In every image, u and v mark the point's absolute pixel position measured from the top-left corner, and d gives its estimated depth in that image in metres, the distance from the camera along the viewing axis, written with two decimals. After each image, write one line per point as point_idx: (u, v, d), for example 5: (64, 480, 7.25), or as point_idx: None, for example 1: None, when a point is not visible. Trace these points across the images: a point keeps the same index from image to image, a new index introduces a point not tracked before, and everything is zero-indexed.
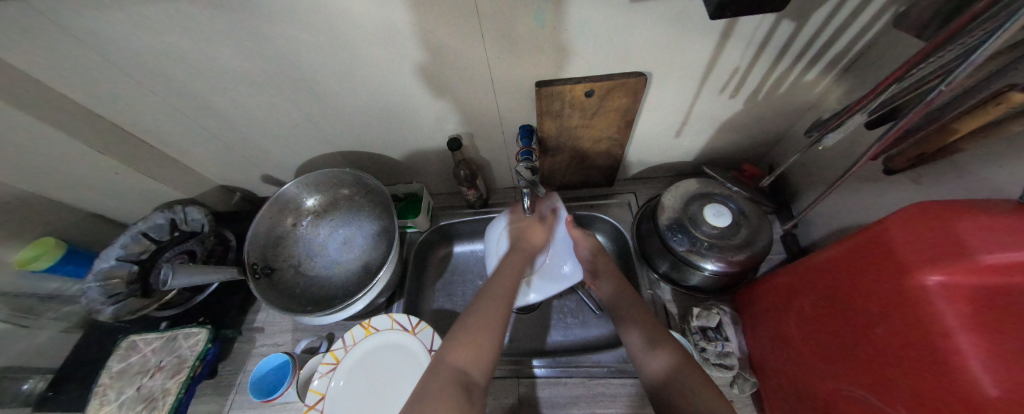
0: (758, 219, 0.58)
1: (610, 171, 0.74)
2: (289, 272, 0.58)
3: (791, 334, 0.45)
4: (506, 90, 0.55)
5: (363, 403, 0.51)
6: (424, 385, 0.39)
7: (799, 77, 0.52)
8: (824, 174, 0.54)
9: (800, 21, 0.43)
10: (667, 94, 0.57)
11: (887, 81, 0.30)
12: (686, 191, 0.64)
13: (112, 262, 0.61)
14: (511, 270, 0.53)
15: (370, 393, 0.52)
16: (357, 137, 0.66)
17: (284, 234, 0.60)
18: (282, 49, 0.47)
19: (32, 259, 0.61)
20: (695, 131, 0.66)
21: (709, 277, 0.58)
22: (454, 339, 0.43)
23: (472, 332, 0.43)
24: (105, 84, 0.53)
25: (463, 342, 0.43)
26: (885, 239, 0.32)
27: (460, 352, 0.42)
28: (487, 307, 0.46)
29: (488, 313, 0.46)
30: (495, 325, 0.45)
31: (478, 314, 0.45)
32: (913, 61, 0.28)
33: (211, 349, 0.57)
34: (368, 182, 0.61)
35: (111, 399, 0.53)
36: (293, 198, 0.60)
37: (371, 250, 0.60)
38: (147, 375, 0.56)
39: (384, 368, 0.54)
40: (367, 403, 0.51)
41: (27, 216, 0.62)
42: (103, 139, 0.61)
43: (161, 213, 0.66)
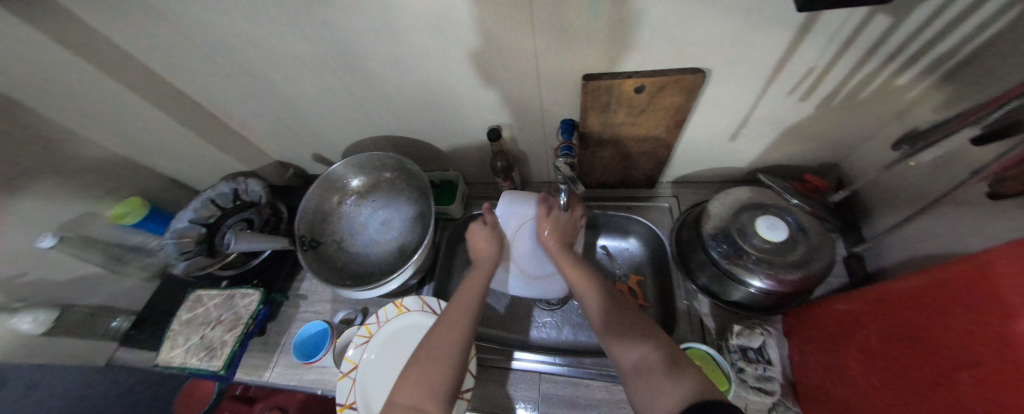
0: (819, 237, 0.53)
1: (651, 172, 0.71)
2: (332, 246, 0.62)
3: (853, 368, 0.40)
4: (551, 82, 0.54)
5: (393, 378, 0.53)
6: None
7: (888, 81, 0.46)
8: (909, 192, 0.48)
9: (900, 16, 0.38)
10: (726, 94, 0.53)
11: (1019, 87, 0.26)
12: (737, 200, 0.59)
13: (185, 223, 0.69)
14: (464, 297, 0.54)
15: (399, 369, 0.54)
16: (402, 123, 0.68)
17: (330, 211, 0.64)
18: (341, 35, 0.49)
19: (124, 214, 0.70)
20: (753, 136, 0.60)
21: (754, 294, 0.54)
22: (407, 375, 0.44)
23: (425, 366, 0.44)
24: (189, 63, 0.58)
25: (412, 377, 0.44)
26: (990, 271, 0.27)
27: (410, 390, 0.42)
28: (442, 339, 0.48)
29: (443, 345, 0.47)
30: (450, 356, 0.46)
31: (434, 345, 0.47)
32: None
33: (262, 310, 0.63)
34: (408, 167, 0.63)
35: (180, 343, 0.61)
36: (340, 177, 0.64)
37: (407, 233, 0.62)
38: (209, 327, 0.62)
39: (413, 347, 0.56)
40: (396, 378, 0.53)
41: (123, 177, 0.72)
42: (185, 113, 0.68)
43: (227, 182, 0.72)
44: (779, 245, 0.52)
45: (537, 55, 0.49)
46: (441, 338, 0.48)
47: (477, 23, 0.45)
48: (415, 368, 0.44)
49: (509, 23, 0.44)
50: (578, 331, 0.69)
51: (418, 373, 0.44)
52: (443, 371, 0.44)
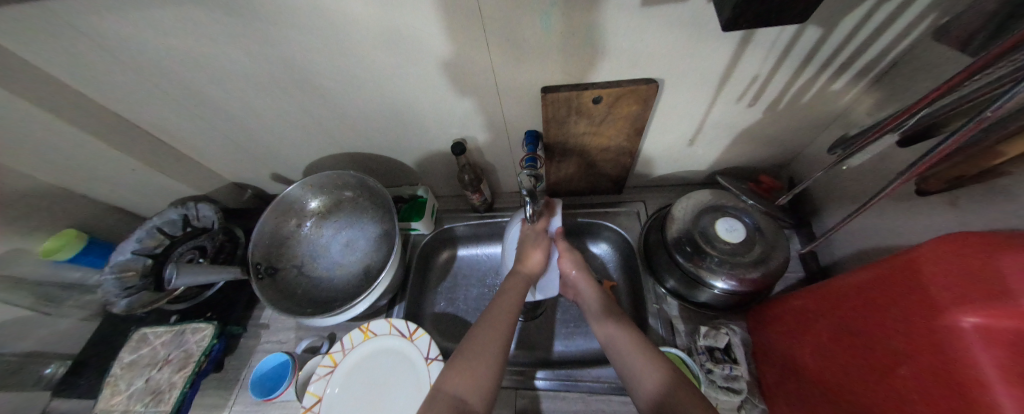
0: (773, 235, 0.55)
1: (618, 178, 0.72)
2: (292, 272, 0.59)
3: (803, 363, 0.42)
4: (510, 96, 0.54)
5: (361, 406, 0.51)
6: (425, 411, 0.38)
7: (824, 87, 0.49)
8: (851, 190, 0.51)
9: (827, 27, 0.40)
10: (680, 101, 0.54)
11: (930, 97, 0.27)
12: (698, 202, 0.61)
13: (128, 255, 0.64)
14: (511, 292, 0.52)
15: (368, 396, 0.52)
16: (363, 139, 0.66)
17: (288, 235, 0.61)
18: (287, 52, 0.47)
19: (56, 248, 0.64)
20: (710, 140, 0.63)
21: (718, 295, 0.56)
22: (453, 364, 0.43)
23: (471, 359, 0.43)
24: (120, 85, 0.54)
25: (462, 366, 0.42)
26: (913, 268, 0.29)
27: (458, 378, 0.41)
28: (486, 335, 0.45)
29: (486, 339, 0.45)
30: (493, 353, 0.43)
31: (478, 340, 0.45)
32: (960, 76, 0.25)
33: (216, 345, 0.58)
34: (371, 185, 0.61)
35: (121, 389, 0.55)
36: (297, 199, 0.61)
37: (372, 253, 0.60)
38: (156, 368, 0.57)
39: (384, 372, 0.54)
40: (365, 406, 0.51)
41: (51, 208, 0.65)
42: (122, 138, 0.63)
43: (174, 209, 0.67)
44: (738, 246, 0.53)
45: (492, 69, 0.49)
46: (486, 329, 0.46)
47: (428, 39, 0.44)
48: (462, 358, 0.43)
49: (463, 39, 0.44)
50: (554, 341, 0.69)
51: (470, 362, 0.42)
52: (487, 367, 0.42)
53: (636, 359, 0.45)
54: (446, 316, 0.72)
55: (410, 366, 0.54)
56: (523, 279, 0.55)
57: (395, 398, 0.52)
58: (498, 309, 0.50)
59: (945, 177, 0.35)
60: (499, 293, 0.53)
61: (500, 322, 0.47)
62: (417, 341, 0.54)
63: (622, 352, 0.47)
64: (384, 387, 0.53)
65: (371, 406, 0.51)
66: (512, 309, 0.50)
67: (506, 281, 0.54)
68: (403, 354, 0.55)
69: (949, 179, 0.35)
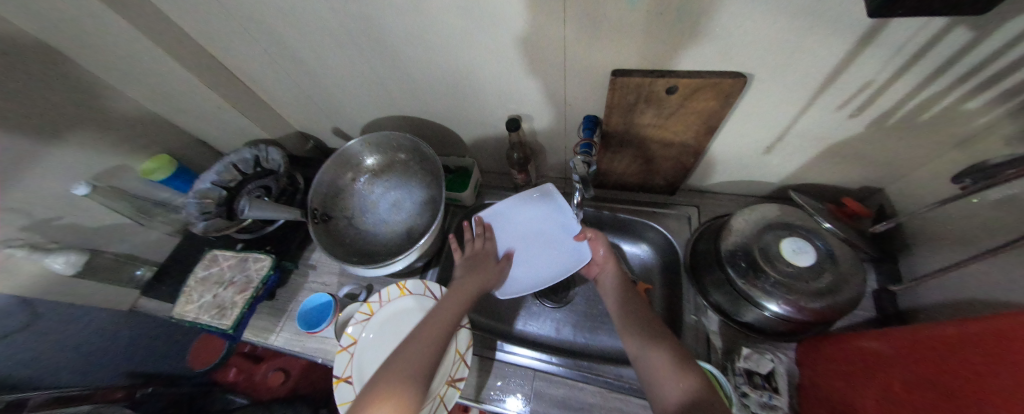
0: (849, 266, 0.49)
1: (675, 178, 0.67)
2: (343, 222, 0.62)
3: (861, 408, 0.38)
4: (577, 76, 0.51)
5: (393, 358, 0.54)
6: None
7: (956, 104, 0.41)
8: (962, 230, 0.43)
9: (983, 31, 0.33)
10: (765, 102, 0.49)
11: None
12: (763, 217, 0.56)
13: (208, 185, 0.71)
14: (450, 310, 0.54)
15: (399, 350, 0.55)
16: (421, 104, 0.67)
17: (343, 188, 0.65)
18: (366, 9, 0.48)
19: (152, 170, 0.73)
20: (789, 150, 0.56)
21: (769, 319, 0.51)
22: (377, 388, 0.44)
23: (400, 378, 0.45)
24: (215, 27, 0.59)
25: (381, 393, 0.43)
26: (1017, 334, 0.26)
27: (391, 396, 0.42)
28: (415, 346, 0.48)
29: (417, 354, 0.47)
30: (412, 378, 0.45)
31: (402, 362, 0.47)
32: None
33: (272, 276, 0.64)
34: (424, 150, 0.62)
35: (194, 299, 0.64)
36: (354, 155, 0.64)
37: (416, 216, 0.62)
38: (222, 286, 0.64)
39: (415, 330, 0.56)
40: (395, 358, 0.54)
41: (150, 133, 0.74)
42: (212, 77, 0.69)
43: (248, 149, 0.74)
44: (803, 270, 0.49)
45: (565, 45, 0.46)
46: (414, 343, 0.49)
47: (507, 9, 0.42)
48: (389, 378, 0.44)
49: (541, 11, 0.42)
50: (578, 332, 0.69)
51: (392, 377, 0.45)
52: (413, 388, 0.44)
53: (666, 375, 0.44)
54: None
55: None
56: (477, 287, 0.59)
57: None
58: (433, 320, 0.52)
59: None
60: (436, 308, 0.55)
61: (435, 333, 0.50)
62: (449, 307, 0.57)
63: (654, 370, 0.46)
64: None
65: None
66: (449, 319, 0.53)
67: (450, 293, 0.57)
68: None
69: None
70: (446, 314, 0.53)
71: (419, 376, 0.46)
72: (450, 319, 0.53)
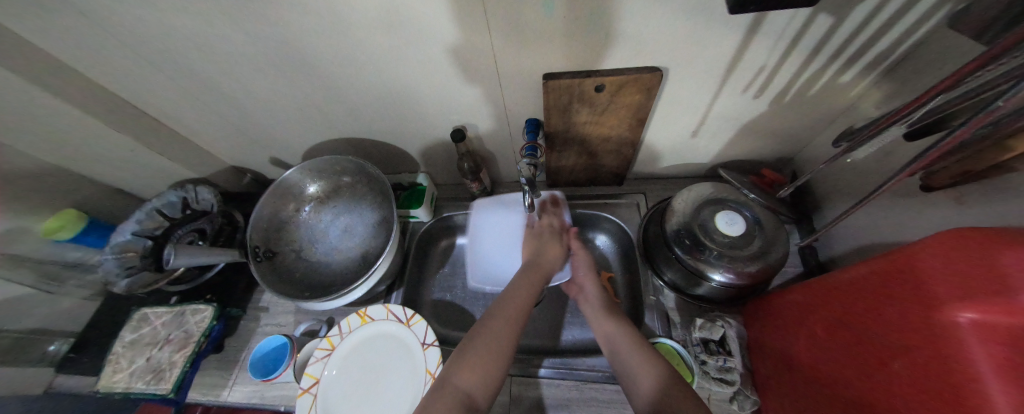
0: (773, 230, 0.55)
1: (620, 169, 0.71)
2: (290, 256, 0.59)
3: (796, 354, 0.43)
4: (510, 82, 0.53)
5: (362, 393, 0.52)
6: (429, 406, 0.38)
7: (833, 79, 0.48)
8: (855, 186, 0.50)
9: (839, 16, 0.39)
10: (684, 91, 0.53)
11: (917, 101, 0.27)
12: (699, 195, 0.61)
13: (128, 236, 0.63)
14: (524, 287, 0.51)
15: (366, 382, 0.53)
16: (362, 124, 0.65)
17: (287, 220, 0.61)
18: (283, 32, 0.46)
19: (55, 229, 0.64)
20: (712, 132, 0.62)
21: (716, 288, 0.56)
22: (463, 359, 0.42)
23: (483, 352, 0.42)
24: (111, 63, 0.53)
25: (472, 364, 0.41)
26: (901, 269, 0.30)
27: (471, 375, 0.40)
28: (504, 323, 0.45)
29: (499, 334, 0.44)
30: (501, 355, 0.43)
31: (492, 335, 0.44)
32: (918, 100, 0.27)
33: (216, 326, 0.59)
34: (370, 171, 0.61)
35: (123, 367, 0.56)
36: (295, 184, 0.61)
37: (370, 239, 0.60)
38: (156, 347, 0.58)
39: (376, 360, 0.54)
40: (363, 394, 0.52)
41: (47, 187, 0.65)
42: (118, 117, 0.62)
43: (174, 191, 0.67)
44: (736, 239, 0.53)
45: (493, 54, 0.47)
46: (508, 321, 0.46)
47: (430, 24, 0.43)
48: (474, 353, 0.42)
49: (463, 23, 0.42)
50: (551, 330, 0.70)
51: (479, 359, 0.42)
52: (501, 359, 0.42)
53: (635, 357, 0.45)
54: (444, 304, 0.73)
55: (407, 351, 0.54)
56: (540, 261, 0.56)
57: (391, 381, 0.52)
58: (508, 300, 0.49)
59: (951, 173, 0.34)
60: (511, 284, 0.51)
61: (509, 319, 0.46)
62: (414, 327, 0.55)
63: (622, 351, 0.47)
64: (379, 371, 0.53)
65: (367, 390, 0.52)
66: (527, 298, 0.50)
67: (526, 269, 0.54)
68: (400, 340, 0.55)
69: (955, 175, 0.34)
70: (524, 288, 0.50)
71: (506, 354, 0.43)
72: (524, 301, 0.49)
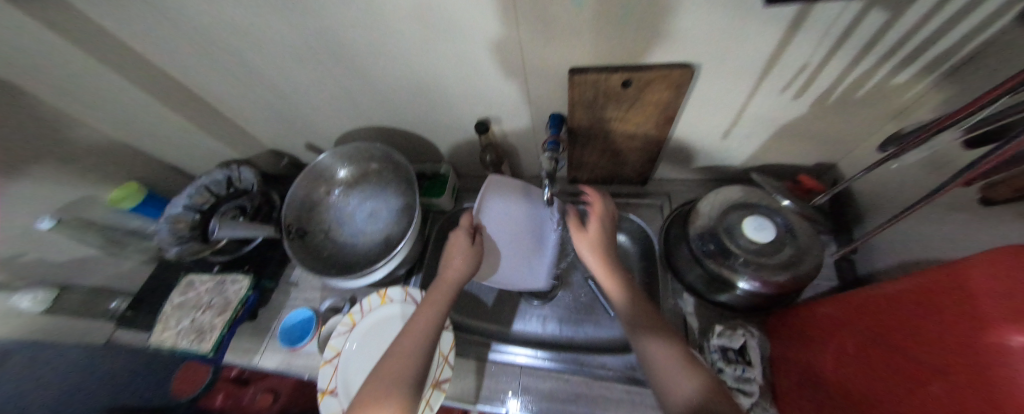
0: (807, 239, 0.52)
1: (644, 168, 0.70)
2: (319, 235, 0.62)
3: (823, 370, 0.40)
4: (538, 75, 0.53)
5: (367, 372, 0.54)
6: None
7: (886, 80, 0.44)
8: (904, 197, 0.46)
9: (896, 11, 0.36)
10: (717, 89, 0.51)
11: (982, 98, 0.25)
12: (727, 198, 0.59)
13: (180, 209, 0.69)
14: (428, 308, 0.50)
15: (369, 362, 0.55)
16: (391, 114, 0.68)
17: (318, 201, 0.65)
18: (323, 23, 0.48)
19: (120, 198, 0.70)
20: (745, 134, 0.59)
21: (740, 295, 0.53)
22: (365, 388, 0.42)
23: (386, 378, 0.43)
24: (173, 51, 0.58)
25: (371, 395, 0.41)
26: (947, 287, 0.28)
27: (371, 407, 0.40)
28: (405, 348, 0.45)
29: (400, 360, 0.44)
30: (406, 381, 0.43)
31: (391, 364, 0.44)
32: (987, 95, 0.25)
33: (251, 297, 0.64)
34: (396, 159, 0.63)
35: (171, 326, 0.62)
36: (327, 168, 0.64)
37: (392, 224, 0.63)
38: (199, 310, 0.63)
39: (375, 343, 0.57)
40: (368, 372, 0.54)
41: (114, 162, 0.72)
42: (175, 100, 0.68)
43: (221, 170, 0.72)
44: (765, 246, 0.51)
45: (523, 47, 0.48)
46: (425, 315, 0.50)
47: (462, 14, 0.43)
48: (376, 380, 0.42)
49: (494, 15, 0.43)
50: (563, 326, 0.70)
51: (378, 388, 0.42)
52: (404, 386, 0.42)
53: (675, 368, 0.43)
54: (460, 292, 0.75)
55: None
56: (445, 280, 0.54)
57: None
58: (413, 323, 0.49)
59: (1018, 184, 0.31)
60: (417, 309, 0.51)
61: (411, 343, 0.46)
62: None
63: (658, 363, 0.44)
64: None
65: None
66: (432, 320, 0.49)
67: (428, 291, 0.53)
68: None
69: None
70: (426, 309, 0.50)
71: (411, 380, 0.43)
72: (430, 322, 0.49)
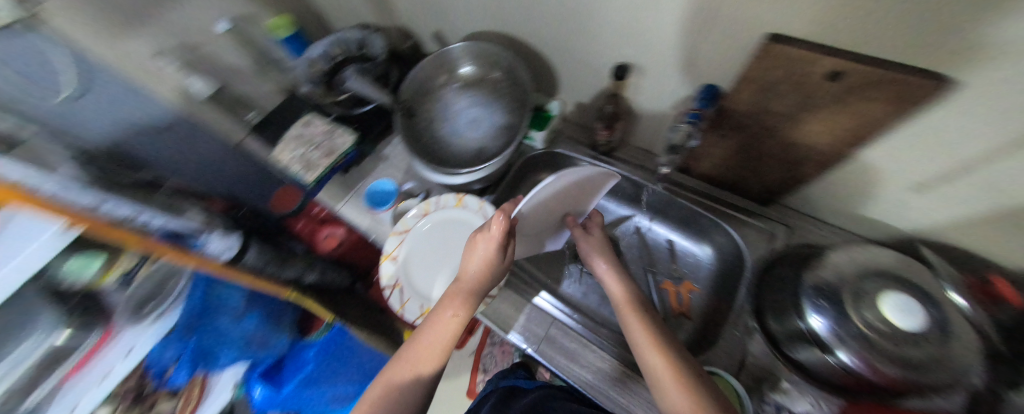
0: (974, 350, 0.38)
1: (779, 188, 0.57)
2: (423, 121, 0.64)
3: None
4: (721, 32, 0.43)
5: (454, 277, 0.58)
6: None
7: None
8: None
9: None
10: (959, 130, 0.36)
11: None
12: (879, 262, 0.46)
13: (319, 53, 0.73)
14: (449, 314, 0.47)
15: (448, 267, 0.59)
16: (522, 26, 0.62)
17: (433, 89, 0.65)
18: None
19: (277, 26, 0.77)
20: (957, 198, 0.43)
21: (834, 371, 0.43)
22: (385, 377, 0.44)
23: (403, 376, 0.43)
24: None
25: (387, 393, 0.42)
26: None
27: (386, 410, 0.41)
28: (424, 350, 0.45)
29: (417, 364, 0.44)
30: (420, 386, 0.43)
31: (409, 366, 0.44)
32: None
33: (351, 153, 0.70)
34: (519, 75, 0.60)
35: (287, 151, 0.69)
36: (453, 60, 0.64)
37: (491, 138, 0.62)
38: (311, 147, 0.69)
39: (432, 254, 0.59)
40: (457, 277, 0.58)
41: None
42: None
43: (359, 30, 0.75)
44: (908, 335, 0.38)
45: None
46: (443, 322, 0.47)
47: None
48: (395, 376, 0.44)
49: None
50: (602, 303, 0.68)
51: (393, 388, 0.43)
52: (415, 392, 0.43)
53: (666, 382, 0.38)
54: None
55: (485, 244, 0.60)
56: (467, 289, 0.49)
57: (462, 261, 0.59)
58: (430, 326, 0.47)
59: None
60: (436, 307, 0.49)
61: (429, 350, 0.45)
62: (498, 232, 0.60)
63: (649, 363, 0.40)
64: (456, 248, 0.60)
65: (443, 258, 0.59)
66: (449, 327, 0.47)
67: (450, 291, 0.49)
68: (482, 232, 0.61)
69: None
70: (447, 313, 0.47)
71: (425, 385, 0.44)
72: (449, 330, 0.46)
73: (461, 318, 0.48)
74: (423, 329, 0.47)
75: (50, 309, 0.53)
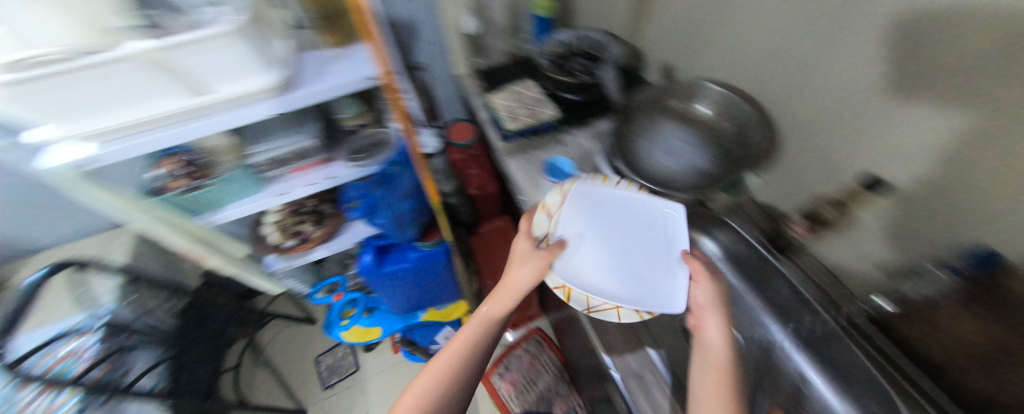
0: None
1: None
2: (633, 127, 0.66)
3: None
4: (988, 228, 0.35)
5: (611, 285, 0.52)
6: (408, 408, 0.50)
7: None
8: None
9: None
10: None
11: None
12: None
13: (562, 40, 0.85)
14: (494, 305, 0.57)
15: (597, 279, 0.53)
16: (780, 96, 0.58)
17: (661, 108, 0.67)
18: None
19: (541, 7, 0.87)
20: None
21: None
22: (432, 369, 0.54)
23: (452, 372, 0.53)
24: None
25: (433, 391, 0.52)
26: None
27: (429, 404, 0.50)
28: (468, 351, 0.55)
29: (463, 361, 0.54)
30: (465, 378, 0.54)
31: (455, 363, 0.54)
32: None
33: (547, 125, 0.77)
34: (750, 136, 0.59)
35: (501, 99, 0.81)
36: (697, 96, 0.65)
37: (686, 175, 0.60)
38: (520, 104, 0.79)
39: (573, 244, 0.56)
40: (610, 286, 0.52)
41: None
42: None
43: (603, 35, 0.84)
44: None
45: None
46: (481, 321, 0.57)
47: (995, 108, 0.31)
48: (446, 370, 0.53)
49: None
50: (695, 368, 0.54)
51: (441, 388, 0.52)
52: (457, 385, 0.53)
53: None
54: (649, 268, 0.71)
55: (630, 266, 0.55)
56: (510, 294, 0.56)
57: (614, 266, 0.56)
58: (470, 330, 0.57)
59: None
60: (472, 318, 0.58)
61: (471, 350, 0.55)
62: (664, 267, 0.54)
63: None
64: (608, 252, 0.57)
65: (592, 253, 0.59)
66: (488, 322, 0.57)
67: (487, 300, 0.58)
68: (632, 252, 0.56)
69: None
70: (494, 308, 0.57)
71: (466, 380, 0.54)
72: (487, 327, 0.57)
73: (498, 318, 0.57)
74: (459, 333, 0.58)
75: (316, 123, 0.73)
